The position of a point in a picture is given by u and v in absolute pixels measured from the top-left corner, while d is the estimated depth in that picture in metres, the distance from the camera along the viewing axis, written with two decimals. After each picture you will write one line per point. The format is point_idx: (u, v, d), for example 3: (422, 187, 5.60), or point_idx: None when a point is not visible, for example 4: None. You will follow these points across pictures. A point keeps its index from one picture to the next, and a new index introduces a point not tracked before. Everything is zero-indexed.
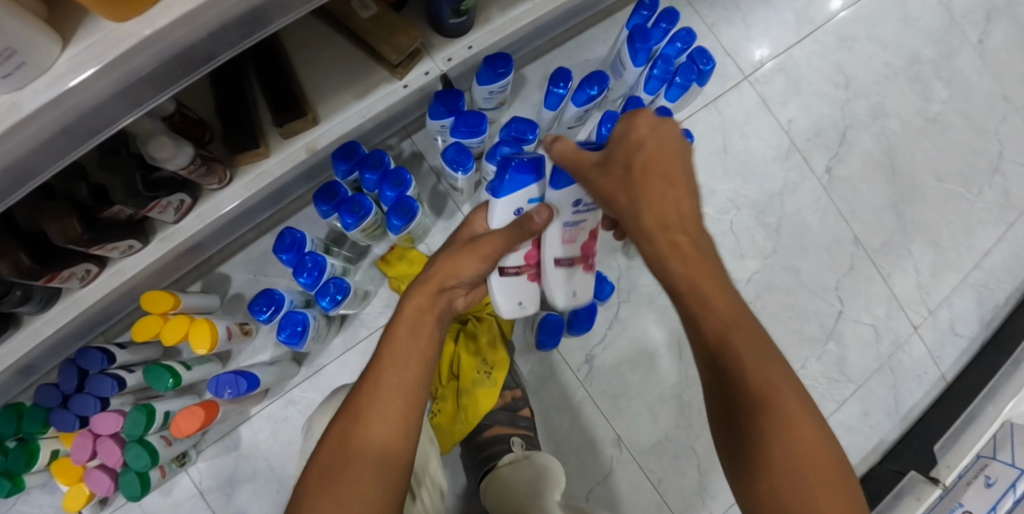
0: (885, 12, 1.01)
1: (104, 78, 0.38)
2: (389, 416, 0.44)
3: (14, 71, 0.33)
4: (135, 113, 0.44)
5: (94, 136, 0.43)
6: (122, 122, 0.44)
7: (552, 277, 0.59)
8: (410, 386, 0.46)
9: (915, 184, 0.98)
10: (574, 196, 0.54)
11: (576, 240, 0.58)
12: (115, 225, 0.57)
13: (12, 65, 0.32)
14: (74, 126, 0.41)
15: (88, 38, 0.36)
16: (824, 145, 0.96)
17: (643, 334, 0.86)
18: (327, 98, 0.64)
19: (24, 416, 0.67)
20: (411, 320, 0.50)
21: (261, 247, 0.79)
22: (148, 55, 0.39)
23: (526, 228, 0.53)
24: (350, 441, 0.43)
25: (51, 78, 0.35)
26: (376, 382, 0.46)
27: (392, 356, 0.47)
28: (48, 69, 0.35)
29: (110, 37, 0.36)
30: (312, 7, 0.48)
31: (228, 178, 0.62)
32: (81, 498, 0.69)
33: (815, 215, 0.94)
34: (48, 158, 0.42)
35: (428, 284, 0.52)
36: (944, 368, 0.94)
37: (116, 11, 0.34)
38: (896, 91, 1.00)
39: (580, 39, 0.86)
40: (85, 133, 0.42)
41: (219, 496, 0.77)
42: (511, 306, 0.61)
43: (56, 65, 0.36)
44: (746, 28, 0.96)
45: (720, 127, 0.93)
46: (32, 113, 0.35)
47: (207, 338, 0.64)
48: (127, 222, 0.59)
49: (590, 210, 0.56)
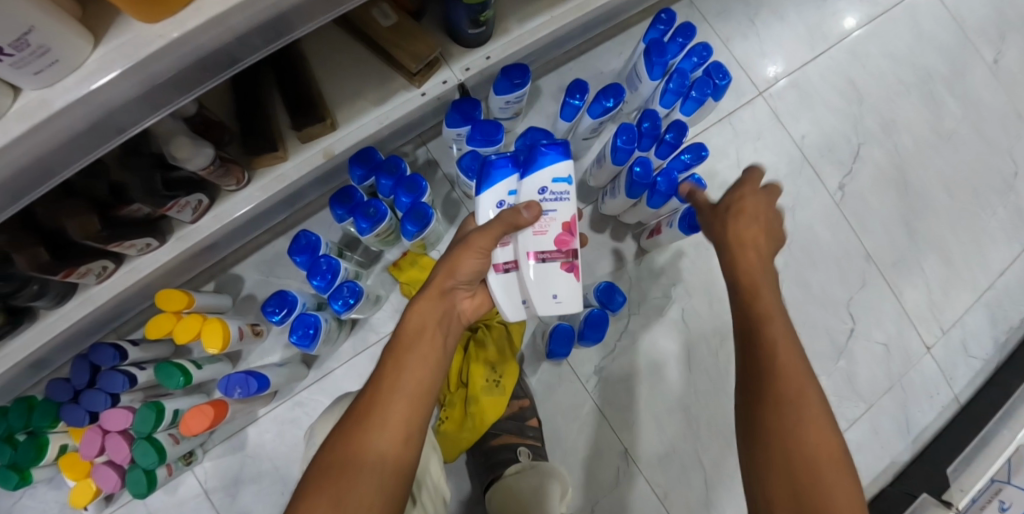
0: (899, 29, 1.01)
1: (131, 78, 0.39)
2: (394, 424, 0.45)
3: (46, 68, 0.34)
4: (159, 113, 0.45)
5: (119, 135, 0.44)
6: (146, 122, 0.45)
7: (537, 279, 0.51)
8: (414, 391, 0.47)
9: (928, 201, 0.98)
10: (539, 185, 0.51)
11: (545, 232, 0.51)
12: (133, 223, 0.58)
13: (45, 62, 0.33)
14: (100, 124, 0.42)
15: (118, 38, 0.37)
16: (836, 161, 0.96)
17: (653, 346, 0.85)
18: (345, 104, 0.65)
19: (35, 409, 0.68)
20: (415, 327, 0.51)
21: (274, 249, 0.80)
22: (175, 56, 0.39)
23: (512, 222, 0.49)
24: (356, 449, 0.44)
25: (81, 76, 0.36)
26: (383, 392, 0.46)
27: (396, 361, 0.48)
28: (78, 68, 0.36)
29: (139, 38, 0.37)
30: (335, 14, 0.49)
31: (246, 180, 0.63)
32: (87, 493, 0.69)
33: (827, 230, 0.94)
34: (73, 155, 0.42)
35: (432, 291, 0.52)
36: (956, 388, 0.93)
37: (145, 12, 0.35)
38: (910, 108, 1.00)
39: (595, 51, 0.87)
40: (110, 132, 0.43)
41: (224, 496, 0.78)
42: (514, 304, 0.53)
43: (87, 64, 0.36)
44: (760, 43, 0.97)
45: (733, 141, 0.94)
46: (60, 110, 0.36)
47: (219, 338, 0.64)
48: (145, 221, 0.60)
49: (557, 200, 0.51)
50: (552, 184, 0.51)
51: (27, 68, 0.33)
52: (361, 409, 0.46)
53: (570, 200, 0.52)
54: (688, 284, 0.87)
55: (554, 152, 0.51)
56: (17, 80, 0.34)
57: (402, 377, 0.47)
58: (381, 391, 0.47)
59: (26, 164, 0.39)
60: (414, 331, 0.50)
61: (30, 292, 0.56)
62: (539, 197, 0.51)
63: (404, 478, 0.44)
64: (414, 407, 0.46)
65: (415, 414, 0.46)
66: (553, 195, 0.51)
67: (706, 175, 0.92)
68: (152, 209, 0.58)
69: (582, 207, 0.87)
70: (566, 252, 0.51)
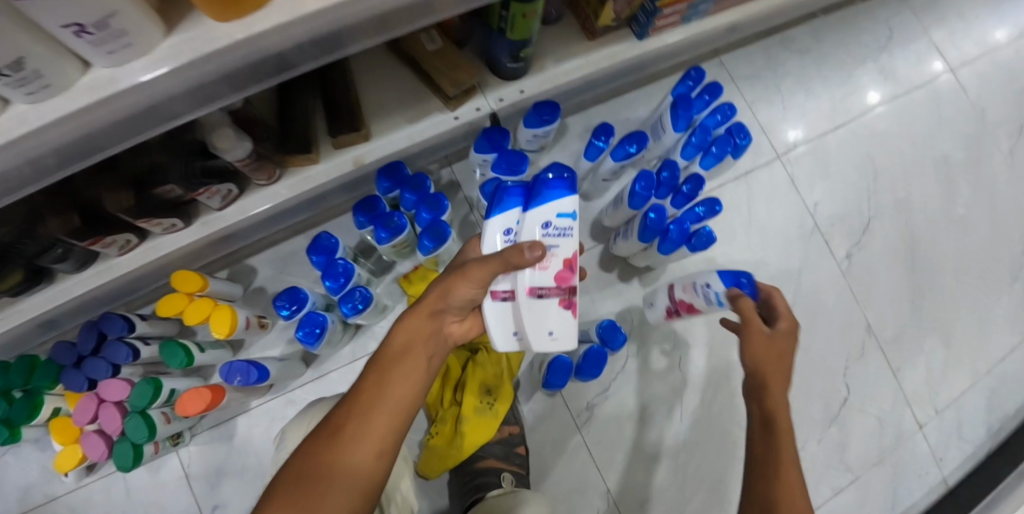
0: (920, 112, 1.04)
1: (192, 70, 0.41)
2: (368, 435, 0.46)
3: (119, 49, 0.37)
4: (209, 106, 0.47)
5: (169, 120, 0.46)
6: (195, 112, 0.47)
7: (532, 312, 0.50)
8: (389, 408, 0.47)
9: (934, 281, 0.99)
10: (541, 219, 0.50)
11: (549, 267, 0.49)
12: (164, 203, 0.60)
13: (119, 44, 0.36)
14: (155, 109, 0.44)
15: (188, 32, 0.40)
16: (847, 231, 0.98)
17: (647, 390, 0.86)
18: (381, 118, 0.68)
19: (36, 369, 0.69)
20: (399, 344, 0.51)
21: (291, 246, 0.82)
22: (235, 56, 0.42)
23: (512, 260, 0.47)
24: (329, 451, 0.45)
25: (148, 61, 0.39)
26: (362, 401, 0.48)
27: (376, 376, 0.49)
28: (146, 54, 0.39)
29: (207, 34, 0.40)
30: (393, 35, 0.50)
31: (276, 177, 0.66)
32: (73, 459, 0.69)
33: (831, 297, 0.95)
34: (123, 133, 0.45)
35: (422, 311, 0.53)
36: (946, 472, 0.92)
37: (217, 11, 0.38)
38: (923, 188, 1.02)
39: (624, 97, 0.90)
40: (162, 117, 0.46)
41: (205, 484, 0.78)
42: (506, 336, 0.53)
43: (155, 51, 0.39)
44: (783, 109, 1.00)
45: (748, 198, 0.96)
46: (125, 88, 0.39)
47: (226, 324, 0.66)
48: (175, 202, 0.62)
49: (561, 235, 0.50)
50: (557, 219, 0.50)
51: (103, 47, 0.35)
52: (337, 420, 0.47)
53: (574, 235, 0.50)
54: (690, 334, 0.88)
55: (560, 188, 0.50)
56: (92, 56, 0.36)
57: (380, 392, 0.48)
58: (358, 403, 0.48)
59: (81, 136, 0.42)
60: (398, 348, 0.51)
61: (53, 254, 0.58)
62: (541, 232, 0.50)
63: (370, 491, 0.44)
64: (388, 425, 0.47)
65: (388, 429, 0.47)
66: (556, 231, 0.50)
67: (718, 229, 0.94)
68: (184, 193, 0.60)
69: (594, 244, 0.89)
70: (564, 290, 0.50)
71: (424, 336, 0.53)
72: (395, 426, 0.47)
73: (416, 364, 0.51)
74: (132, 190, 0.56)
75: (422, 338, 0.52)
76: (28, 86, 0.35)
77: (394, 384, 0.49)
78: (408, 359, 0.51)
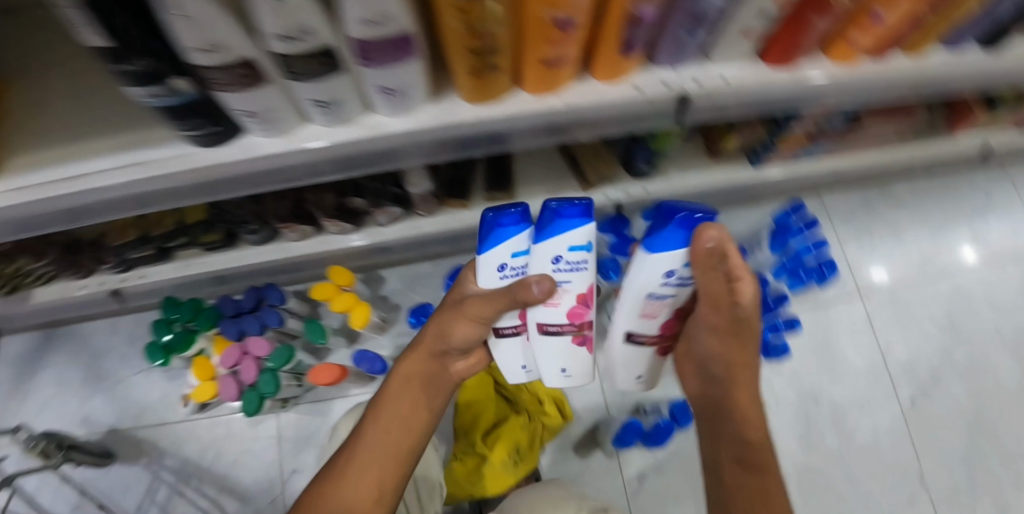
0: (1011, 285, 1.07)
1: (433, 130, 0.58)
2: (369, 465, 0.51)
3: (400, 106, 0.55)
4: (433, 157, 0.62)
5: (402, 158, 0.62)
6: (421, 159, 0.62)
7: (543, 344, 0.57)
8: (385, 444, 0.52)
9: (1001, 453, 0.98)
10: (555, 252, 0.50)
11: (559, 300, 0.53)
12: (348, 210, 0.77)
13: (403, 103, 0.54)
14: (397, 151, 0.61)
15: (442, 104, 0.57)
16: (915, 380, 1.01)
17: (694, 478, 0.91)
18: (529, 186, 0.82)
19: (201, 312, 0.85)
20: (399, 383, 0.56)
21: (418, 268, 0.97)
22: (463, 127, 0.58)
23: (520, 297, 0.49)
24: (336, 478, 0.51)
25: (411, 119, 0.57)
26: (367, 432, 0.53)
27: (379, 420, 0.54)
28: (412, 113, 0.56)
29: (451, 106, 0.57)
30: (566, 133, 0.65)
31: (431, 211, 0.81)
32: (207, 393, 0.82)
33: (888, 439, 0.98)
34: (368, 161, 0.61)
35: (416, 353, 0.58)
36: None
37: (470, 94, 0.55)
38: (1003, 359, 1.04)
39: (729, 211, 1.01)
40: (398, 156, 0.61)
41: (293, 445, 0.92)
42: (514, 368, 0.62)
43: (418, 112, 0.57)
44: (872, 252, 1.07)
45: (823, 326, 1.02)
46: (388, 130, 0.57)
47: (362, 319, 0.80)
48: (356, 211, 0.79)
49: (573, 269, 0.51)
50: (567, 253, 0.50)
51: (393, 104, 0.54)
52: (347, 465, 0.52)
53: (585, 270, 0.52)
54: None
55: (574, 217, 0.48)
56: (384, 106, 0.54)
57: (382, 434, 0.53)
58: (366, 446, 0.52)
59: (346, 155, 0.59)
60: (397, 390, 0.56)
61: (243, 227, 0.78)
62: (552, 268, 0.51)
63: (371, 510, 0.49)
64: (386, 456, 0.52)
65: (390, 464, 0.51)
66: (569, 266, 0.51)
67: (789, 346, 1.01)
68: (367, 205, 0.77)
69: None
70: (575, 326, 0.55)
71: (418, 373, 0.57)
72: (396, 460, 0.52)
73: (411, 404, 0.55)
74: (330, 194, 0.75)
75: (416, 377, 0.57)
76: (330, 116, 0.55)
77: (393, 423, 0.54)
78: (409, 401, 0.56)
